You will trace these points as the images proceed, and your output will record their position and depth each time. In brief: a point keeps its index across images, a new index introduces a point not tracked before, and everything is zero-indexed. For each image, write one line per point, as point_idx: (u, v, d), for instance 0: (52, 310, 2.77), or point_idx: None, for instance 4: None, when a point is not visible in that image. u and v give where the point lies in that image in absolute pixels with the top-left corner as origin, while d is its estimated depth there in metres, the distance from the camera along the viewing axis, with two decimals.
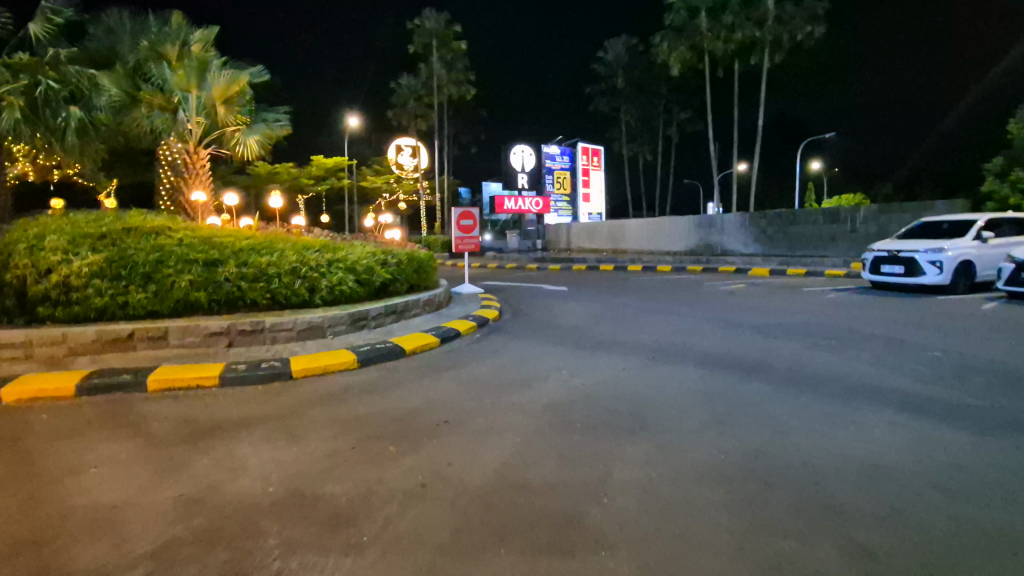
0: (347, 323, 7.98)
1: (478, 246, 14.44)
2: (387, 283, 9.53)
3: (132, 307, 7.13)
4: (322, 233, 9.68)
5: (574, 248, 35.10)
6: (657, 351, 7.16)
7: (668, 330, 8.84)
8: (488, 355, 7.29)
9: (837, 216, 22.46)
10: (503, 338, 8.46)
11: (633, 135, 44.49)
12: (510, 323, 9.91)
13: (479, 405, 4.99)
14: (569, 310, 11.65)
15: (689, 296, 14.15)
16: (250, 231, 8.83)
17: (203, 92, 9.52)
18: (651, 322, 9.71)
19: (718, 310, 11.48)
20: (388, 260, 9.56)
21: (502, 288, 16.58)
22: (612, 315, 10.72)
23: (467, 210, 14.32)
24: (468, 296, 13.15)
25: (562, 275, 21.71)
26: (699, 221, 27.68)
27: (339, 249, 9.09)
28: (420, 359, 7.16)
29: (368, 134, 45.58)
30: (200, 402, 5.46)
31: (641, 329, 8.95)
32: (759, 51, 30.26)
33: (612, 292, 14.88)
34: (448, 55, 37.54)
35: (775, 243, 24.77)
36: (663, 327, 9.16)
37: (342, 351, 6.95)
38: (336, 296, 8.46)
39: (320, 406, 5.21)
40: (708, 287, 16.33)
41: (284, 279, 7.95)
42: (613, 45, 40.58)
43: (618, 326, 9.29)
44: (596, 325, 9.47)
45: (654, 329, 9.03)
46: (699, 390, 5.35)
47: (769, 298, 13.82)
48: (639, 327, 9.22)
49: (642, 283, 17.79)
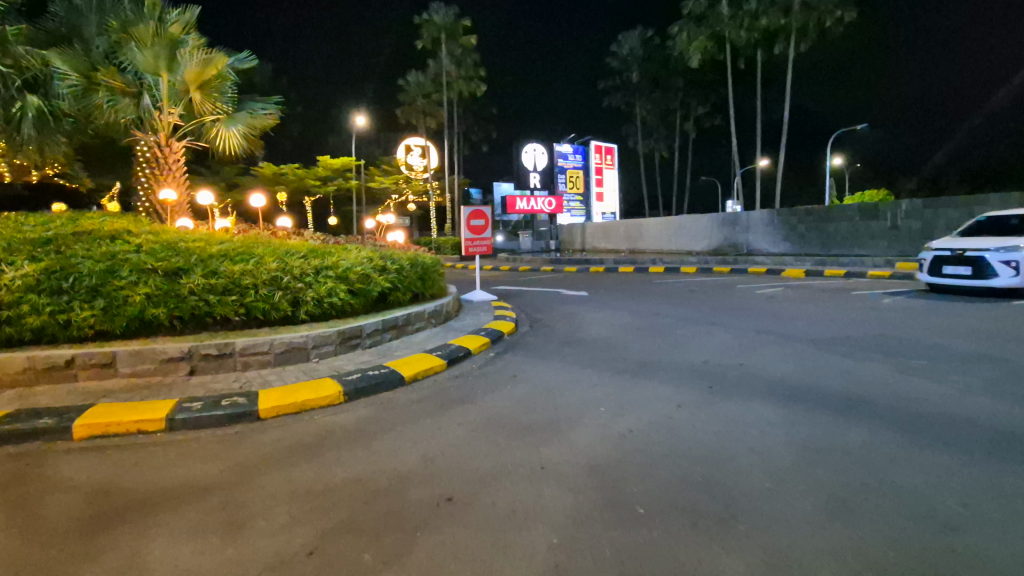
0: (337, 342, 6.71)
1: (490, 248, 13.13)
2: (386, 293, 8.28)
3: (75, 327, 5.86)
4: (311, 237, 8.47)
5: (590, 249, 33.75)
6: (713, 378, 5.81)
7: (717, 346, 7.48)
8: (506, 383, 5.99)
9: (876, 212, 20.82)
10: (521, 359, 7.15)
11: (648, 131, 42.96)
12: (529, 338, 8.61)
13: (493, 470, 3.67)
14: (594, 320, 10.34)
15: (725, 302, 12.73)
16: (226, 234, 7.60)
17: (175, 77, 8.37)
18: (692, 335, 8.35)
19: (763, 319, 10.09)
20: (386, 266, 8.29)
21: (517, 294, 15.30)
22: (646, 326, 9.35)
23: (479, 207, 13.04)
24: (481, 304, 11.86)
25: (579, 278, 20.40)
26: (723, 219, 26.15)
27: (328, 254, 7.84)
28: (421, 388, 5.89)
29: (376, 134, 44.64)
30: (132, 458, 4.22)
31: (685, 344, 7.60)
32: (784, 40, 28.84)
33: (638, 298, 13.53)
34: (458, 51, 36.30)
35: (806, 241, 23.17)
36: (708, 342, 7.79)
37: (325, 380, 5.66)
38: (325, 309, 7.20)
39: (283, 467, 3.95)
40: (741, 290, 14.91)
41: (261, 290, 6.69)
42: (628, 38, 39.14)
43: (655, 341, 7.93)
44: (630, 339, 8.12)
45: (698, 343, 7.69)
46: (784, 442, 4.01)
47: (815, 303, 12.38)
48: (681, 341, 7.88)
49: (668, 287, 16.42)
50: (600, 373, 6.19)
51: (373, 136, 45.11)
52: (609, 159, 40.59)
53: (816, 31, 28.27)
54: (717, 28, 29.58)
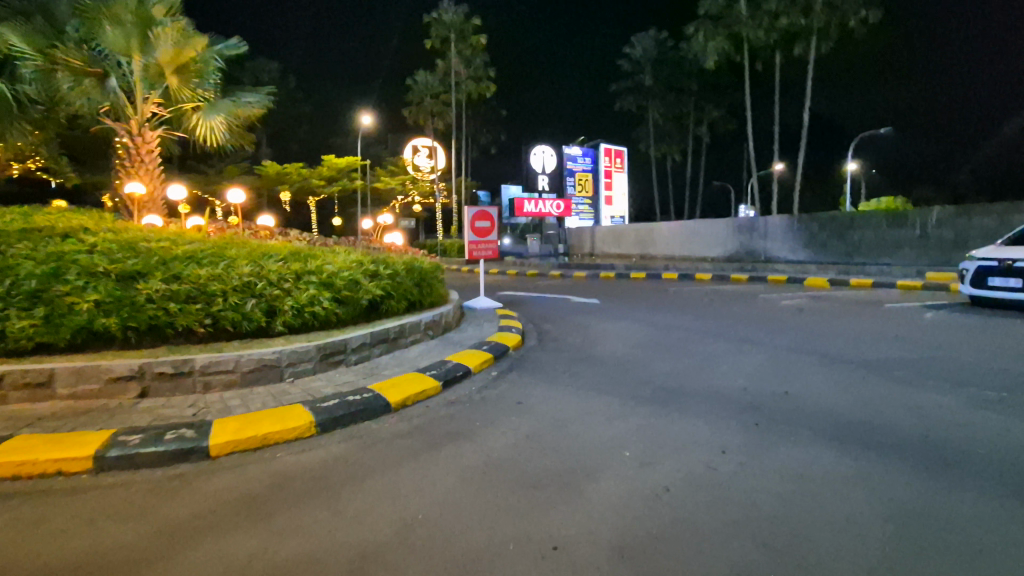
0: (317, 358, 5.84)
1: (496, 252, 12.27)
2: (377, 302, 7.42)
3: (8, 340, 5.00)
4: (296, 239, 7.66)
5: (599, 254, 32.80)
6: (754, 412, 4.91)
7: (750, 368, 6.56)
8: (510, 412, 5.13)
9: (904, 219, 19.74)
10: (527, 379, 6.27)
11: (661, 134, 41.95)
12: (537, 354, 7.72)
13: (490, 554, 2.81)
14: (608, 332, 9.43)
15: (748, 314, 11.77)
16: (199, 234, 6.78)
17: (149, 60, 7.58)
18: (721, 354, 7.42)
19: (794, 334, 9.19)
20: (378, 272, 7.45)
21: (523, 301, 14.46)
22: (666, 342, 8.43)
23: (484, 209, 12.16)
24: (485, 313, 10.99)
25: (589, 284, 19.48)
26: (740, 225, 25.14)
27: (312, 256, 7.00)
28: (409, 417, 5.02)
29: (383, 135, 44.02)
30: (39, 512, 3.38)
31: (716, 366, 6.66)
32: (804, 41, 27.84)
33: (653, 308, 12.65)
34: (467, 51, 35.48)
35: (827, 249, 22.10)
36: (741, 363, 6.86)
37: (295, 406, 4.81)
38: (305, 320, 6.37)
39: (224, 532, 3.12)
40: (762, 301, 13.94)
41: (231, 298, 5.85)
42: (641, 39, 38.28)
43: (679, 360, 7.01)
44: (651, 358, 7.20)
45: (728, 364, 6.78)
46: (863, 522, 3.14)
47: (848, 317, 11.37)
48: (709, 361, 6.93)
49: (684, 296, 15.45)
50: (621, 402, 5.30)
51: (380, 136, 44.48)
52: (620, 162, 39.75)
53: (838, 32, 27.19)
54: (735, 27, 28.60)
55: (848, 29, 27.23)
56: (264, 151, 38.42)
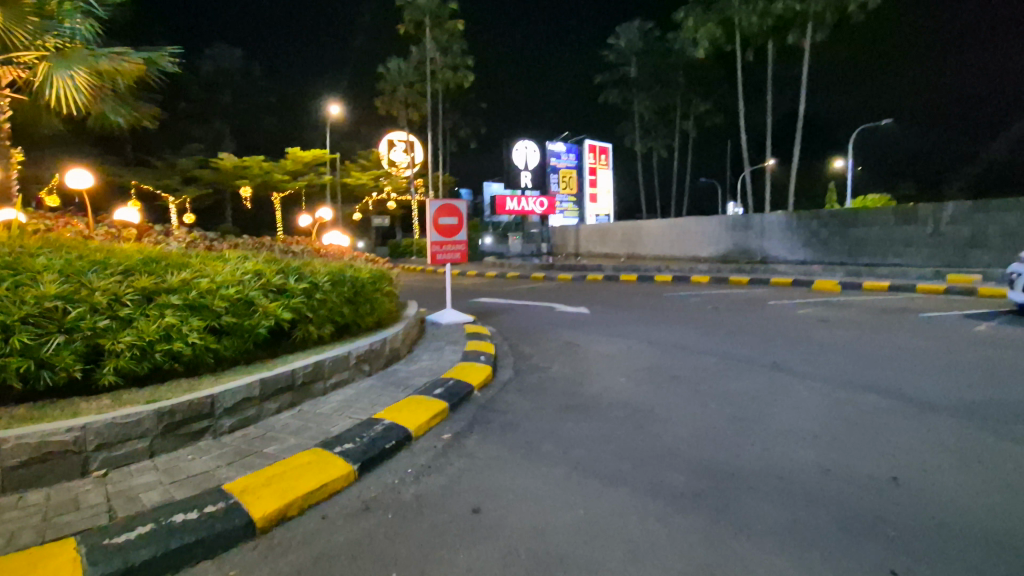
0: (158, 429, 3.68)
1: (465, 256, 10.17)
2: (284, 328, 5.28)
3: None
4: (173, 243, 5.52)
5: (584, 253, 30.94)
6: (869, 542, 2.94)
7: (814, 424, 4.59)
8: (466, 530, 3.08)
9: (914, 216, 18.06)
10: (496, 449, 4.21)
11: (647, 128, 39.89)
12: (512, 396, 5.64)
13: None
14: (602, 357, 7.39)
15: (764, 327, 9.87)
16: (6, 233, 4.55)
17: None
18: (762, 396, 5.44)
19: (836, 357, 7.31)
20: (288, 286, 5.31)
21: (501, 310, 12.45)
22: (682, 374, 6.40)
23: (450, 202, 10.02)
24: (450, 330, 8.88)
25: (573, 288, 17.55)
26: (735, 222, 23.38)
27: (185, 266, 4.83)
28: (287, 545, 2.95)
29: (356, 128, 41.65)
30: None
31: (765, 421, 4.67)
32: (799, 28, 26.15)
33: (649, 320, 10.78)
34: (443, 37, 33.03)
35: (829, 247, 20.44)
36: (796, 414, 4.86)
37: (64, 545, 2.68)
38: (156, 364, 4.22)
39: None
40: (773, 310, 12.08)
41: (17, 338, 3.59)
42: (626, 30, 36.52)
43: (710, 412, 4.98)
44: (668, 406, 5.18)
45: (780, 418, 4.77)
46: None
47: (885, 330, 9.48)
48: (753, 413, 4.91)
49: (682, 303, 13.54)
50: (641, 511, 3.27)
51: (352, 129, 42.05)
52: (604, 159, 37.98)
53: (835, 18, 25.50)
54: (728, 13, 26.83)
55: (845, 16, 25.63)
56: (226, 144, 35.87)
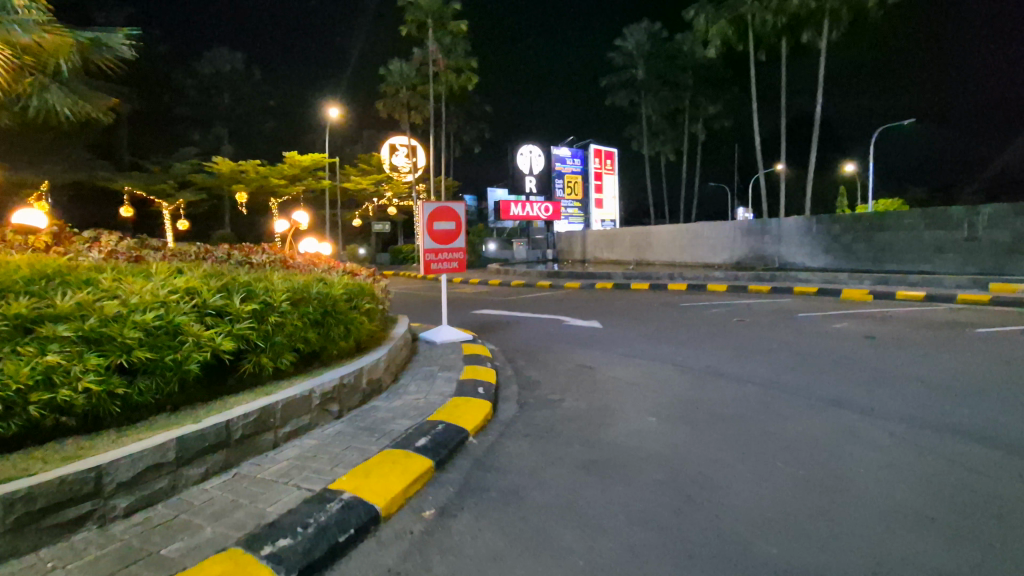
0: (4, 526, 2.56)
1: (463, 265, 9.07)
2: (223, 361, 4.16)
3: None
4: (89, 254, 4.41)
5: (591, 259, 29.84)
6: None
7: (926, 513, 3.39)
8: None
9: (945, 220, 16.78)
10: (493, 542, 3.04)
11: (655, 132, 38.51)
12: (516, 445, 4.46)
13: None
14: (623, 386, 6.21)
15: (803, 346, 8.66)
16: None
17: None
18: (836, 456, 4.26)
19: (902, 387, 6.13)
20: (232, 308, 4.19)
21: (504, 323, 11.38)
22: (726, 413, 5.21)
23: (446, 204, 8.85)
24: (445, 350, 7.77)
25: (581, 297, 16.48)
26: (750, 227, 22.18)
27: (91, 285, 3.73)
28: None
29: (357, 132, 40.83)
30: None
31: (855, 503, 3.49)
32: (814, 26, 24.93)
33: (667, 335, 9.66)
34: (446, 39, 31.88)
35: (852, 253, 19.21)
36: (892, 491, 3.67)
37: None
38: (29, 422, 3.10)
39: None
40: (805, 324, 10.86)
41: None
42: (633, 31, 35.36)
43: (776, 485, 3.79)
44: (718, 471, 4.00)
45: (874, 499, 3.58)
46: None
47: (943, 350, 8.24)
48: (832, 488, 3.75)
49: (702, 315, 12.34)
50: None
51: (353, 133, 41.14)
52: (610, 163, 36.93)
53: (852, 15, 24.22)
54: (740, 10, 25.75)
55: (863, 13, 24.44)
56: (226, 148, 35.03)
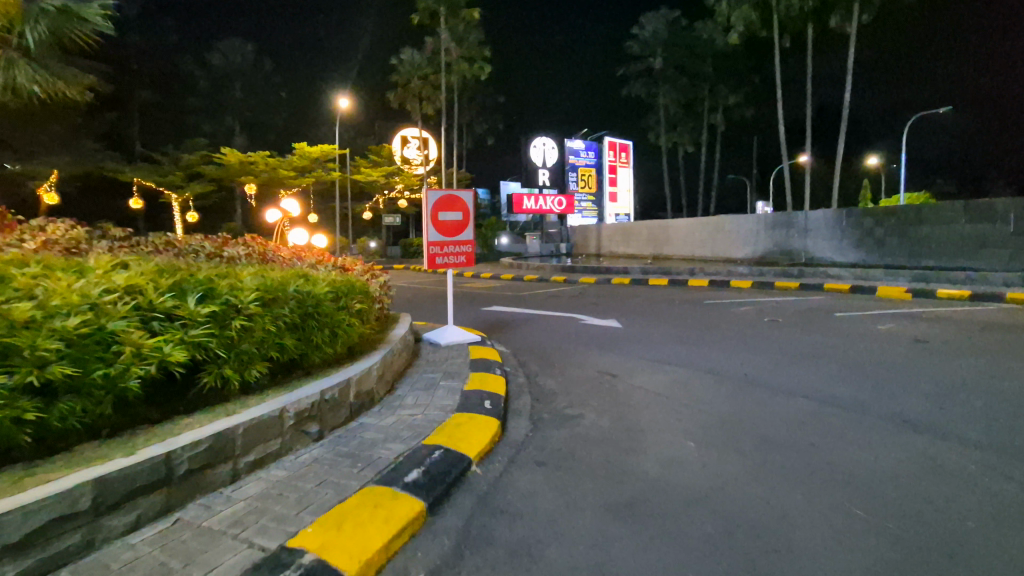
0: None
1: (470, 260, 8.30)
2: (173, 375, 3.46)
3: None
4: (21, 245, 3.73)
5: (606, 254, 28.91)
6: None
7: None
8: None
9: (989, 214, 15.59)
10: None
11: (672, 123, 37.09)
12: (528, 478, 3.71)
13: None
14: (652, 400, 5.41)
15: (849, 349, 7.76)
16: None
17: None
18: (925, 505, 3.44)
19: (973, 402, 5.27)
20: (185, 311, 3.49)
21: (516, 321, 10.64)
22: (778, 439, 4.40)
23: (452, 193, 8.08)
24: (450, 352, 7.04)
25: (598, 293, 15.63)
26: (773, 220, 21.13)
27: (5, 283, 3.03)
28: None
29: (368, 124, 40.21)
30: None
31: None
32: (842, 10, 23.51)
33: (693, 337, 8.84)
34: (459, 27, 30.83)
35: (885, 248, 18.06)
36: (1011, 554, 2.86)
37: None
38: None
39: None
40: (845, 325, 9.92)
41: None
42: (650, 19, 33.92)
43: (858, 543, 2.99)
44: (779, 520, 3.22)
45: (988, 565, 2.79)
46: None
47: (1008, 357, 7.29)
48: (927, 546, 2.97)
49: (729, 314, 11.45)
50: None
51: (365, 124, 40.49)
52: (625, 156, 35.96)
53: None
54: None
55: None
56: (237, 140, 34.59)
